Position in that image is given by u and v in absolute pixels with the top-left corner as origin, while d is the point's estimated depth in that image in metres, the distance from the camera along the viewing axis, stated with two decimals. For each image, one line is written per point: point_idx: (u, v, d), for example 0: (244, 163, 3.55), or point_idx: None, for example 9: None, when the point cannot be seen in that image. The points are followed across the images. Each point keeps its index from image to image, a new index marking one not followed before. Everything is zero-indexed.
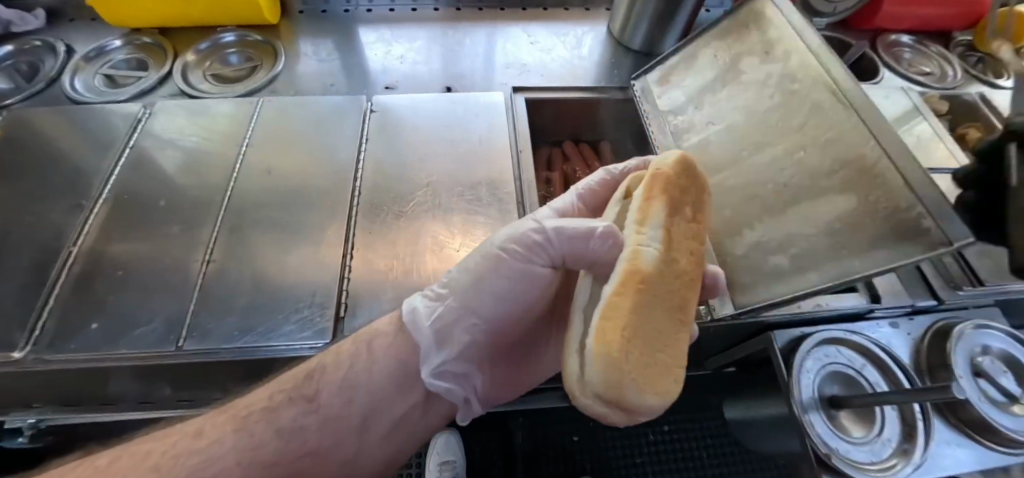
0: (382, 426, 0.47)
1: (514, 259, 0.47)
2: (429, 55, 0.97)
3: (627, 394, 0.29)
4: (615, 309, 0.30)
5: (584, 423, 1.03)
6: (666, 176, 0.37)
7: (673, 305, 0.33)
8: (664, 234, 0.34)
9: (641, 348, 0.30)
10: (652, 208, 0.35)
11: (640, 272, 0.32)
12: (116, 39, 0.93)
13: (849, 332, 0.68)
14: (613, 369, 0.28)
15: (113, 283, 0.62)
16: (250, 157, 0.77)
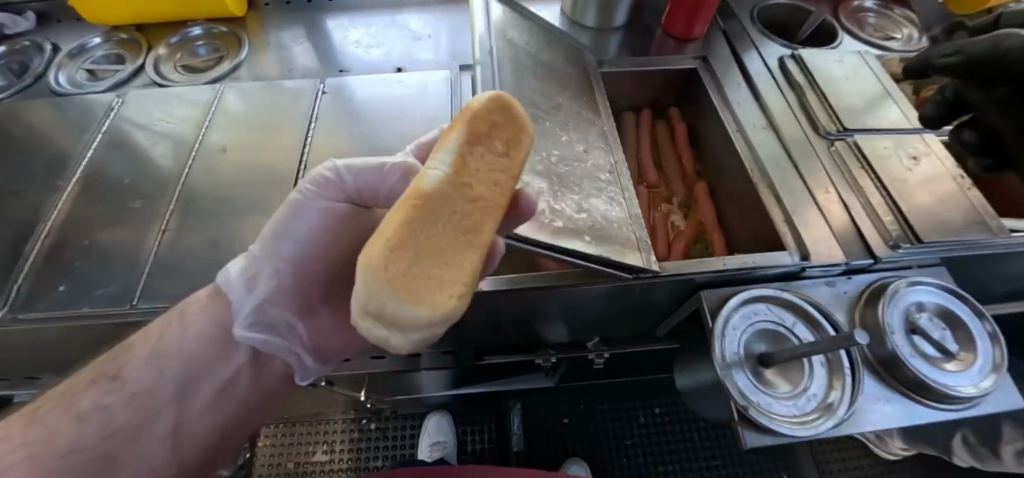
0: (204, 393, 0.55)
1: (315, 201, 0.56)
2: (385, 40, 1.01)
3: (387, 300, 0.30)
4: (387, 226, 0.32)
5: (572, 412, 1.55)
6: (476, 113, 0.41)
7: (457, 226, 0.35)
8: (455, 161, 0.37)
9: (411, 259, 0.31)
10: (451, 139, 0.39)
11: (419, 192, 0.34)
12: (95, 37, 0.99)
13: (779, 290, 0.68)
14: (377, 274, 0.30)
15: (81, 252, 0.68)
16: (209, 139, 0.82)
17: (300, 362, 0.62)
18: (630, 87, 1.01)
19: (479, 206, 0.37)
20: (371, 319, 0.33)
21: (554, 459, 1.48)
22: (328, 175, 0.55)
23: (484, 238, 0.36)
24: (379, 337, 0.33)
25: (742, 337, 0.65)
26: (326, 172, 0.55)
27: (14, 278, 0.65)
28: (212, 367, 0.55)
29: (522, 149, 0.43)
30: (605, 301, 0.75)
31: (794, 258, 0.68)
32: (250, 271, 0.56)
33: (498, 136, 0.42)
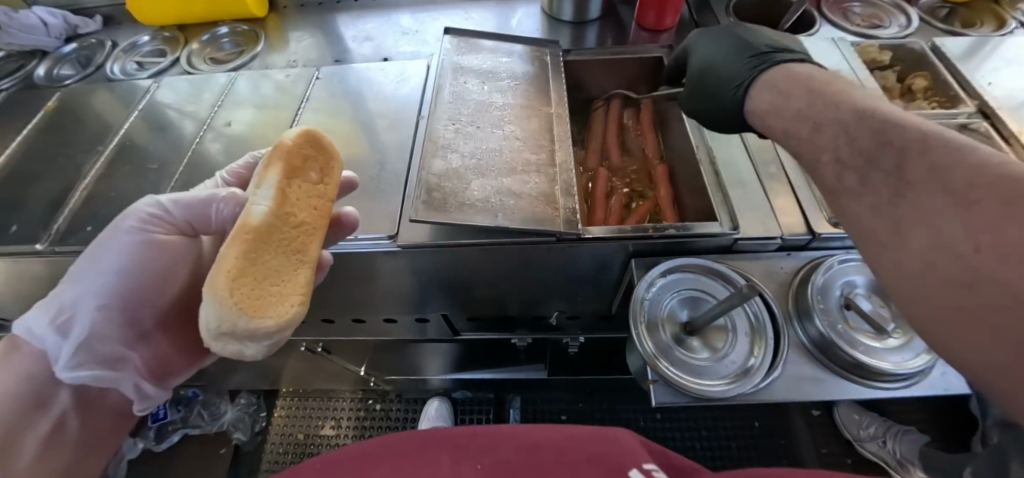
0: (28, 447, 0.51)
1: (137, 229, 0.59)
2: (379, 35, 1.13)
3: (236, 320, 0.41)
4: (228, 259, 0.42)
5: (571, 409, 1.56)
6: (286, 150, 0.52)
7: (288, 250, 0.47)
8: (274, 194, 0.48)
9: (254, 283, 0.43)
10: (268, 173, 0.50)
11: (248, 226, 0.44)
12: (145, 36, 1.19)
13: (708, 261, 0.70)
14: (225, 300, 0.40)
15: (106, 202, 0.83)
16: (220, 116, 0.96)
17: (138, 391, 0.60)
18: (601, 75, 1.05)
19: (304, 230, 0.49)
20: (224, 339, 0.42)
21: None
22: (148, 209, 0.59)
23: (311, 254, 0.49)
24: (239, 350, 0.43)
25: (665, 303, 0.68)
26: (148, 210, 0.59)
27: (55, 219, 0.81)
28: (28, 417, 0.52)
29: (332, 178, 0.57)
30: (546, 266, 0.80)
31: (724, 228, 0.70)
32: (69, 306, 0.56)
33: (312, 167, 0.55)
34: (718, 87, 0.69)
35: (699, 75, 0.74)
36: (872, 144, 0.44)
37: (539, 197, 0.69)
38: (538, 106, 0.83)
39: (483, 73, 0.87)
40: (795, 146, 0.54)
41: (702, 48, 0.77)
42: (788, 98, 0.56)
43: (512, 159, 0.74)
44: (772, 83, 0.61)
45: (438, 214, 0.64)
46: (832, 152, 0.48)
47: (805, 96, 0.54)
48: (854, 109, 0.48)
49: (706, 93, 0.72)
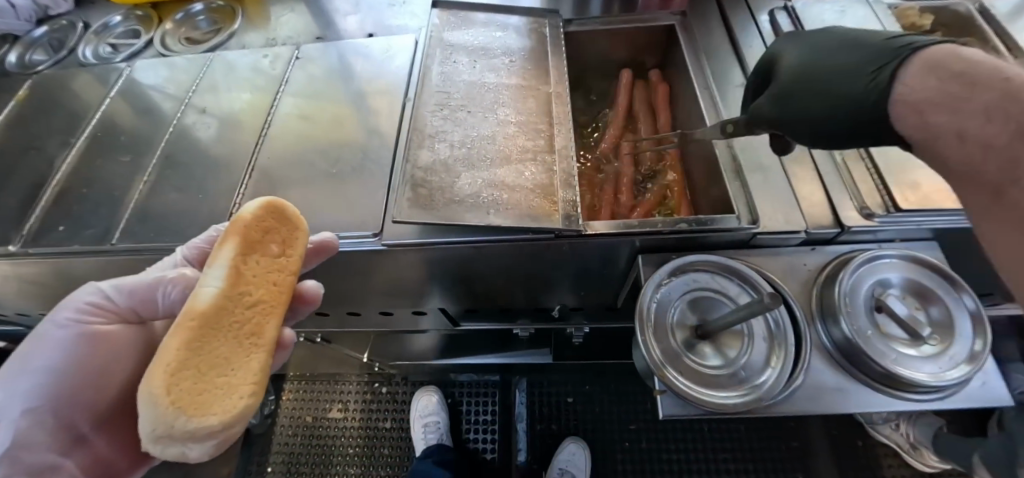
0: None
1: (73, 318, 0.50)
2: (363, 8, 1.04)
3: (173, 422, 0.35)
4: (171, 352, 0.38)
5: (577, 392, 1.53)
6: (245, 224, 0.48)
7: (241, 335, 0.42)
8: (228, 272, 0.44)
9: (200, 377, 0.38)
10: (223, 253, 0.45)
11: (194, 311, 0.40)
12: (117, 16, 1.12)
13: (723, 257, 0.64)
14: (160, 399, 0.35)
15: (78, 199, 0.78)
16: (195, 101, 0.90)
17: None
18: (606, 49, 0.96)
19: (259, 311, 0.45)
20: (162, 442, 0.37)
21: (555, 438, 1.48)
22: (83, 298, 0.51)
23: (267, 337, 0.44)
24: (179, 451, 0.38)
25: (676, 305, 0.63)
26: (81, 302, 0.51)
27: (28, 217, 0.77)
28: None
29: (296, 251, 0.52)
30: (546, 261, 0.74)
31: (742, 222, 0.63)
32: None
33: (273, 238, 0.50)
34: (829, 88, 0.57)
35: (793, 77, 0.61)
36: None
37: (537, 190, 0.63)
38: (536, 86, 0.75)
39: (475, 52, 0.79)
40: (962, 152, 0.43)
41: (790, 51, 0.64)
42: (970, 89, 0.43)
43: (509, 149, 0.67)
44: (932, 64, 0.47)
45: (425, 213, 0.59)
46: None
47: (990, 86, 0.41)
48: None
49: (806, 97, 0.58)
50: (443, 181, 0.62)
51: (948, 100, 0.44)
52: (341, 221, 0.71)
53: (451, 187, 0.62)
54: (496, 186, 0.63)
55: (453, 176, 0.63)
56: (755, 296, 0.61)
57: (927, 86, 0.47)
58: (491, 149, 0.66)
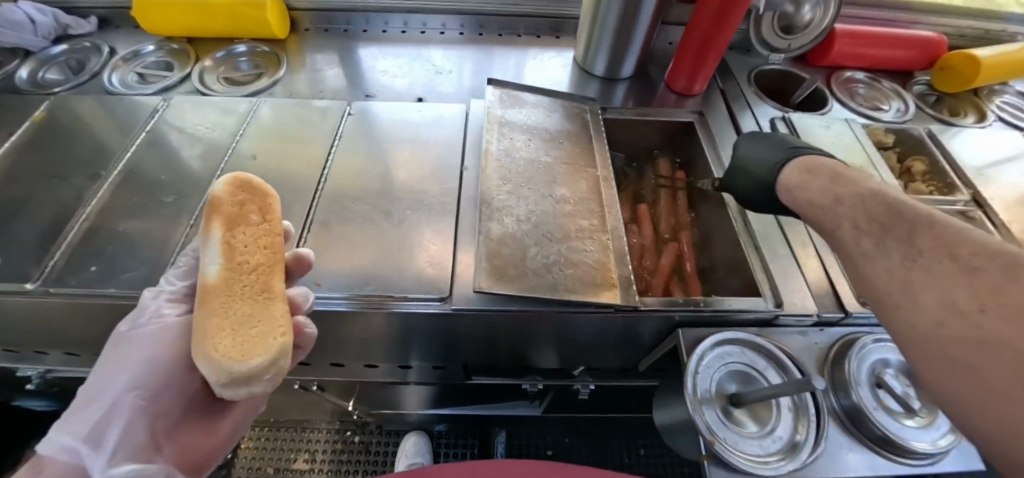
0: None
1: (151, 316, 0.53)
2: (409, 70, 1.11)
3: (226, 365, 0.43)
4: (206, 322, 0.47)
5: (559, 443, 1.55)
6: (221, 202, 0.55)
7: (250, 292, 0.49)
8: (221, 248, 0.51)
9: (234, 332, 0.46)
10: (213, 232, 0.52)
11: (207, 287, 0.49)
12: (150, 45, 1.11)
13: (753, 335, 0.73)
14: (212, 354, 0.44)
15: (111, 237, 0.75)
16: (242, 145, 0.90)
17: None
18: (630, 134, 1.08)
19: (260, 272, 0.52)
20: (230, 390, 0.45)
21: None
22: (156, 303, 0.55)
23: (276, 289, 0.51)
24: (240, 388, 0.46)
25: (716, 375, 0.70)
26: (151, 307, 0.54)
27: (51, 253, 0.73)
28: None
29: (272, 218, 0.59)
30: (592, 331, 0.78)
31: (768, 304, 0.74)
32: (96, 412, 0.48)
33: (251, 210, 0.56)
34: (754, 172, 0.74)
35: (740, 158, 0.78)
36: (889, 216, 0.49)
37: (596, 267, 0.70)
38: (585, 169, 0.84)
39: (528, 131, 0.87)
40: (819, 216, 0.59)
41: (738, 140, 0.82)
42: (812, 178, 0.62)
43: (568, 225, 0.74)
44: (805, 165, 0.66)
45: (504, 283, 0.64)
46: (851, 220, 0.53)
47: (830, 175, 0.60)
48: (872, 189, 0.54)
49: (744, 174, 0.76)
50: (515, 252, 0.67)
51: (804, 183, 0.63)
52: (398, 282, 0.71)
53: (524, 258, 0.67)
54: (561, 262, 0.68)
55: (524, 249, 0.68)
56: (782, 377, 0.70)
57: (798, 181, 0.65)
58: (554, 225, 0.73)
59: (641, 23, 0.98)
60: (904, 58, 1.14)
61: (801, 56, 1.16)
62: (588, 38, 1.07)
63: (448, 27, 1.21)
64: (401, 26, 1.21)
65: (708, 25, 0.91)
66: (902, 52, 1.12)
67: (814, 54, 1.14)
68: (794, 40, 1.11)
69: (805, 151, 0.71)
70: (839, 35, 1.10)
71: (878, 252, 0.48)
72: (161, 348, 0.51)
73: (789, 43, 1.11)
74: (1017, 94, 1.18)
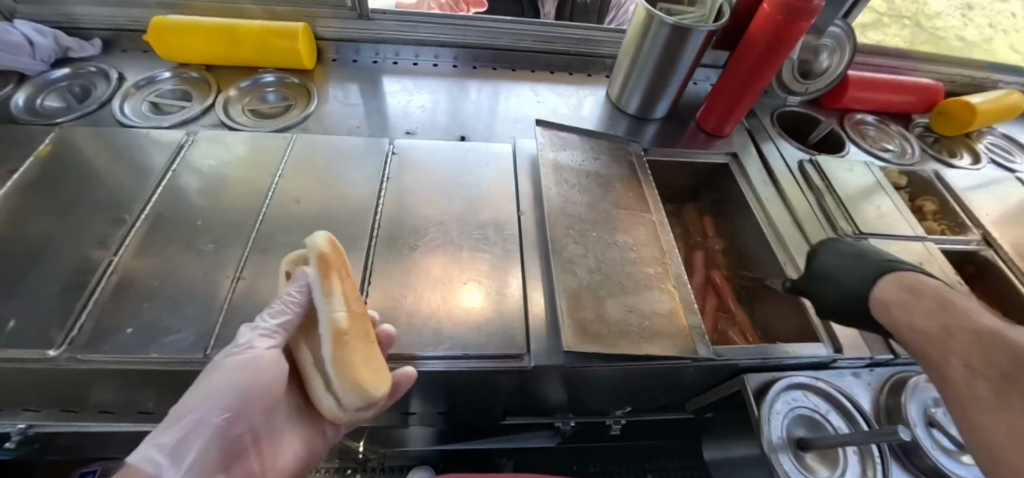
0: None
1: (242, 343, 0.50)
2: (445, 106, 1.09)
3: (371, 396, 0.48)
4: (343, 364, 0.46)
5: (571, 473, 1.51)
6: (327, 248, 0.49)
7: (366, 333, 0.51)
8: (345, 298, 0.48)
9: (366, 366, 0.49)
10: (333, 285, 0.47)
11: (341, 335, 0.45)
12: (166, 71, 1.05)
13: (815, 379, 0.74)
14: (360, 388, 0.47)
15: (147, 293, 0.68)
16: (282, 187, 0.86)
17: None
18: (665, 173, 1.10)
19: (364, 317, 0.52)
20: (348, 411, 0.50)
21: None
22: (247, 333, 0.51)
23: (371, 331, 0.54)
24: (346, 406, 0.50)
25: (784, 421, 0.70)
26: (242, 336, 0.50)
27: (75, 312, 0.65)
28: None
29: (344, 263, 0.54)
30: (660, 381, 0.77)
31: (827, 350, 0.76)
32: (183, 426, 0.45)
33: (345, 260, 0.52)
34: (849, 282, 0.71)
35: (827, 266, 0.76)
36: (1009, 361, 0.45)
37: (669, 317, 0.70)
38: (641, 214, 0.84)
39: (582, 175, 0.88)
40: (921, 342, 0.56)
41: (818, 250, 0.80)
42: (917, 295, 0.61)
43: (637, 273, 0.74)
44: (900, 283, 0.65)
45: (590, 340, 0.63)
46: (963, 357, 0.50)
47: (934, 299, 0.58)
48: (988, 325, 0.51)
49: (836, 282, 0.72)
50: (592, 306, 0.67)
51: (903, 304, 0.62)
52: (471, 339, 0.66)
53: (603, 311, 0.67)
54: (638, 315, 0.68)
55: (603, 304, 0.68)
56: (850, 427, 0.71)
57: (901, 298, 0.63)
58: (623, 275, 0.73)
59: (680, 68, 1.01)
60: (906, 102, 1.23)
61: (815, 99, 1.24)
62: (624, 79, 1.09)
63: (480, 63, 1.21)
64: (431, 59, 1.20)
65: (746, 73, 0.96)
66: (904, 98, 1.21)
67: (827, 98, 1.22)
68: (811, 84, 1.18)
69: (900, 267, 0.70)
70: (851, 81, 1.18)
71: (1000, 401, 0.44)
72: (256, 378, 0.49)
73: (806, 87, 1.18)
74: (1001, 137, 1.30)
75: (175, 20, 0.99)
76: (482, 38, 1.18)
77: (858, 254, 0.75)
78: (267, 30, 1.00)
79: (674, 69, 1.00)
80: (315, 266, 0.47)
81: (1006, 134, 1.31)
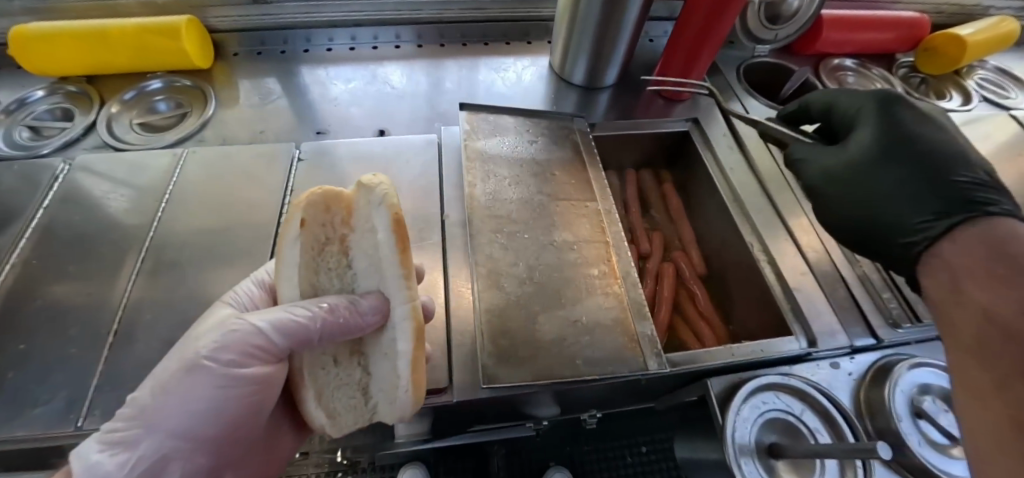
0: None
1: (215, 370, 0.46)
2: (366, 95, 0.97)
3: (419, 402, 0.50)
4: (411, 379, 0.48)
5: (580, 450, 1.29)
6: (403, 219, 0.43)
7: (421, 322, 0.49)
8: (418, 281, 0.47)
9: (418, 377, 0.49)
10: (412, 262, 0.45)
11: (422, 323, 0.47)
12: (39, 90, 0.91)
13: (787, 376, 0.66)
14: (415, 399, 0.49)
15: (12, 358, 0.58)
16: (170, 213, 0.74)
17: None
18: (619, 149, 1.00)
19: None
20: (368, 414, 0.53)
21: None
22: (251, 333, 0.47)
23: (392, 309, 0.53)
24: (336, 413, 0.52)
25: (752, 428, 0.62)
26: (252, 325, 0.47)
27: None
28: None
29: (348, 209, 0.46)
30: (618, 393, 0.68)
31: (800, 344, 0.69)
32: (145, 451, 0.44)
33: None
34: (884, 193, 0.59)
35: (860, 159, 0.61)
36: None
37: (615, 327, 0.60)
38: (583, 204, 0.74)
39: (515, 164, 0.76)
40: (966, 256, 0.49)
41: (860, 131, 0.64)
42: (969, 246, 0.49)
43: (577, 276, 0.64)
44: (965, 246, 0.50)
45: (520, 369, 0.54)
46: (1008, 320, 0.42)
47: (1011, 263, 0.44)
48: None
49: (851, 190, 0.62)
50: (520, 324, 0.58)
51: (992, 273, 0.45)
52: None
53: (536, 332, 0.57)
54: (576, 328, 0.59)
55: (537, 326, 0.58)
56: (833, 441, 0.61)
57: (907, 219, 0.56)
58: (559, 280, 0.63)
59: (625, 27, 0.87)
60: (887, 40, 1.09)
61: (786, 46, 1.10)
62: (565, 45, 0.96)
63: (404, 40, 1.08)
64: (349, 42, 1.06)
65: (705, 14, 0.81)
66: (886, 35, 1.08)
67: (799, 43, 1.08)
68: (781, 29, 1.04)
69: (990, 195, 0.52)
70: (827, 21, 1.04)
71: None
72: (237, 401, 0.48)
73: (775, 33, 1.05)
74: (993, 70, 1.17)
75: (38, 27, 0.83)
76: (402, 10, 1.04)
77: (897, 130, 0.60)
78: (144, 27, 0.86)
79: (618, 28, 0.87)
80: (390, 230, 0.42)
81: (998, 66, 1.18)
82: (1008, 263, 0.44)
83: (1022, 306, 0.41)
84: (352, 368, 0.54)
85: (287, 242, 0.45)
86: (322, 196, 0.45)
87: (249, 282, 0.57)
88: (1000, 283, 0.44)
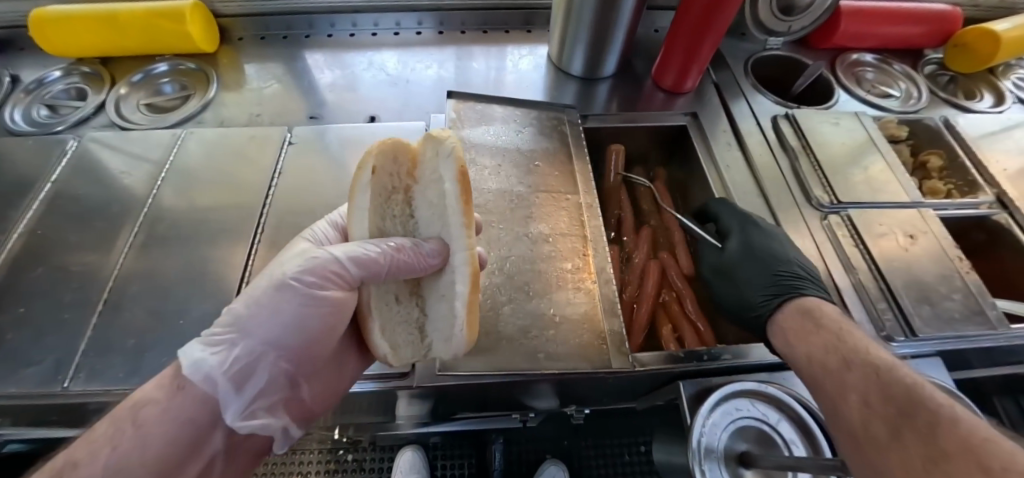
0: None
1: (303, 288, 0.46)
2: (362, 81, 0.98)
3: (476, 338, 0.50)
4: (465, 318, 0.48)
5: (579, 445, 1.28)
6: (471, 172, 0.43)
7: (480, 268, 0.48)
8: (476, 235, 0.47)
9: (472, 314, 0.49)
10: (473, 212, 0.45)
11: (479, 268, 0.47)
12: (56, 71, 0.96)
13: (763, 384, 0.63)
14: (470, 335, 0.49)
15: (11, 321, 0.62)
16: (164, 192, 0.77)
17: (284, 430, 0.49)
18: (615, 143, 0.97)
19: None
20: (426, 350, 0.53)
21: None
22: (330, 259, 0.47)
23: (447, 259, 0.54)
24: (398, 346, 0.51)
25: (723, 435, 0.59)
26: (328, 256, 0.47)
27: None
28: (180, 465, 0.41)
29: (417, 160, 0.47)
30: (586, 392, 0.66)
31: None
32: (239, 356, 0.44)
33: None
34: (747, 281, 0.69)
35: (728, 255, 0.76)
36: (903, 398, 0.44)
37: (584, 324, 0.59)
38: (564, 196, 0.73)
39: (499, 154, 0.76)
40: (815, 351, 0.55)
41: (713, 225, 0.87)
42: (817, 330, 0.57)
43: (549, 269, 0.64)
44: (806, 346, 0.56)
45: (480, 359, 0.54)
46: (863, 399, 0.47)
47: (840, 355, 0.52)
48: (873, 368, 0.49)
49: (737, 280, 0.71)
50: (484, 314, 0.57)
51: (834, 368, 0.52)
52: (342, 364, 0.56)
53: (500, 323, 0.57)
54: (542, 323, 0.58)
55: (502, 318, 0.58)
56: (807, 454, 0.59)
57: (798, 325, 0.60)
58: (529, 273, 0.63)
59: (623, 16, 0.85)
60: (915, 35, 1.02)
61: (801, 38, 1.05)
62: (562, 35, 0.94)
63: (403, 27, 1.08)
64: (350, 28, 1.07)
65: (704, 5, 0.78)
66: (914, 28, 1.01)
67: (816, 36, 1.03)
68: (795, 21, 0.99)
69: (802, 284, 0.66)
70: (845, 13, 0.98)
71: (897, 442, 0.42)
72: (321, 318, 0.48)
73: (789, 25, 1.00)
74: None
75: (55, 10, 0.87)
76: None
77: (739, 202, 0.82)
78: (151, 10, 0.89)
79: (616, 17, 0.84)
80: (455, 182, 0.42)
81: None
82: (852, 360, 0.51)
83: (877, 392, 0.47)
84: (412, 306, 0.54)
85: (359, 187, 0.46)
86: (393, 146, 0.45)
87: (324, 223, 0.59)
88: (848, 369, 0.51)
